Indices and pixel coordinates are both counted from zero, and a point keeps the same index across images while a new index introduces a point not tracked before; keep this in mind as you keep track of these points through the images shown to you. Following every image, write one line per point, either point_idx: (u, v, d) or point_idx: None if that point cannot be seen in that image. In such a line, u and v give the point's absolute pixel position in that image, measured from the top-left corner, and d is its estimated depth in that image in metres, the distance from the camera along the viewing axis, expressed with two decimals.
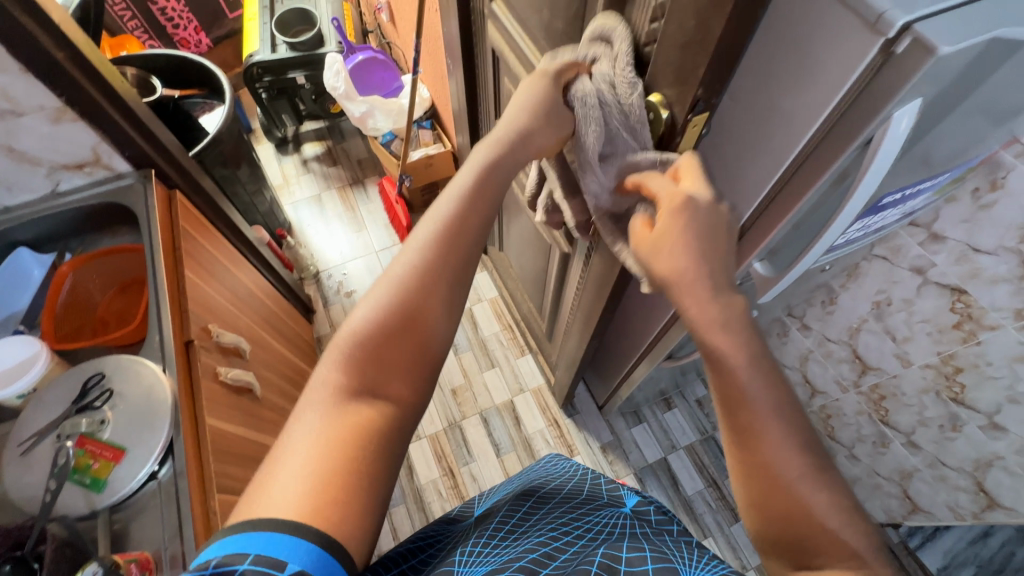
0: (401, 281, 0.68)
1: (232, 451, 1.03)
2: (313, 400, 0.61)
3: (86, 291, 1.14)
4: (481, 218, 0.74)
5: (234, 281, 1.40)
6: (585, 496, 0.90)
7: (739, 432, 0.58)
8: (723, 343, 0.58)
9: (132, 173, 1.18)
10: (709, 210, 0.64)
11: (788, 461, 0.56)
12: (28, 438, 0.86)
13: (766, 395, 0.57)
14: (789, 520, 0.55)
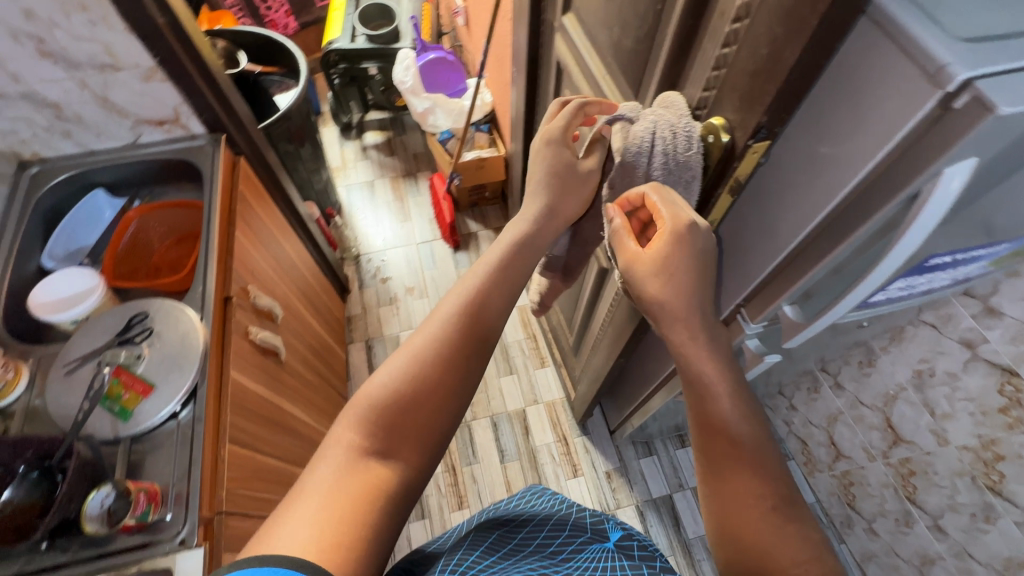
0: (427, 343, 0.72)
1: (250, 408, 1.08)
2: (329, 459, 0.61)
3: (147, 238, 1.24)
4: (502, 296, 0.80)
5: (279, 250, 1.48)
6: (566, 535, 0.88)
7: (713, 453, 0.69)
8: (705, 373, 0.73)
9: (204, 135, 1.26)
10: (702, 236, 0.74)
11: (753, 476, 0.64)
12: (73, 361, 0.94)
13: (737, 424, 0.69)
14: (754, 531, 0.61)
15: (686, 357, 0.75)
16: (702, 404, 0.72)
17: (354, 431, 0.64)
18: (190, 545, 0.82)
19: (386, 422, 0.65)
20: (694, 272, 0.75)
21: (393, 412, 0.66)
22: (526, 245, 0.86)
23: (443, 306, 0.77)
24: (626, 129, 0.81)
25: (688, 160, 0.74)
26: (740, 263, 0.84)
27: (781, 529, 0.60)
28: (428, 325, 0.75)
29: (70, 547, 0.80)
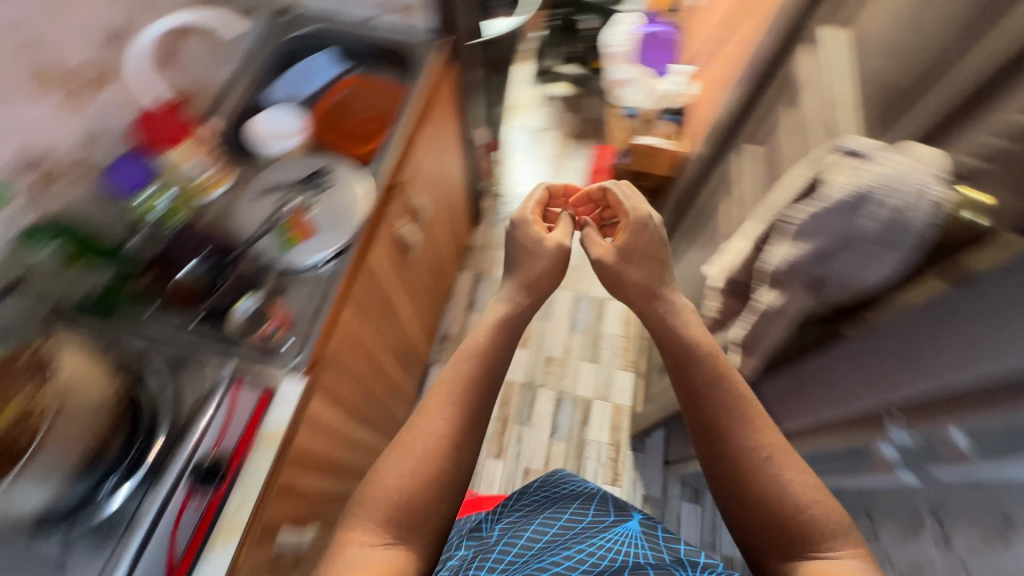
0: (432, 432, 0.74)
1: (375, 287, 1.18)
2: (350, 540, 0.67)
3: (350, 106, 1.32)
4: (497, 368, 0.82)
5: (445, 160, 1.55)
6: (593, 508, 0.91)
7: (714, 438, 0.75)
8: (691, 367, 0.79)
9: (430, 34, 1.33)
10: (654, 234, 0.94)
11: (752, 454, 0.71)
12: (263, 187, 1.07)
13: (723, 411, 0.75)
14: (767, 508, 0.68)
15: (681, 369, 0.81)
16: (688, 379, 0.80)
17: (366, 521, 0.68)
18: (297, 376, 0.89)
19: (400, 505, 0.69)
20: (654, 267, 0.92)
21: (407, 496, 0.69)
22: (514, 321, 0.88)
23: (443, 376, 0.80)
24: (841, 173, 0.70)
25: (913, 224, 0.62)
26: (888, 382, 0.74)
27: (788, 505, 0.67)
28: (433, 408, 0.76)
29: (210, 336, 0.90)
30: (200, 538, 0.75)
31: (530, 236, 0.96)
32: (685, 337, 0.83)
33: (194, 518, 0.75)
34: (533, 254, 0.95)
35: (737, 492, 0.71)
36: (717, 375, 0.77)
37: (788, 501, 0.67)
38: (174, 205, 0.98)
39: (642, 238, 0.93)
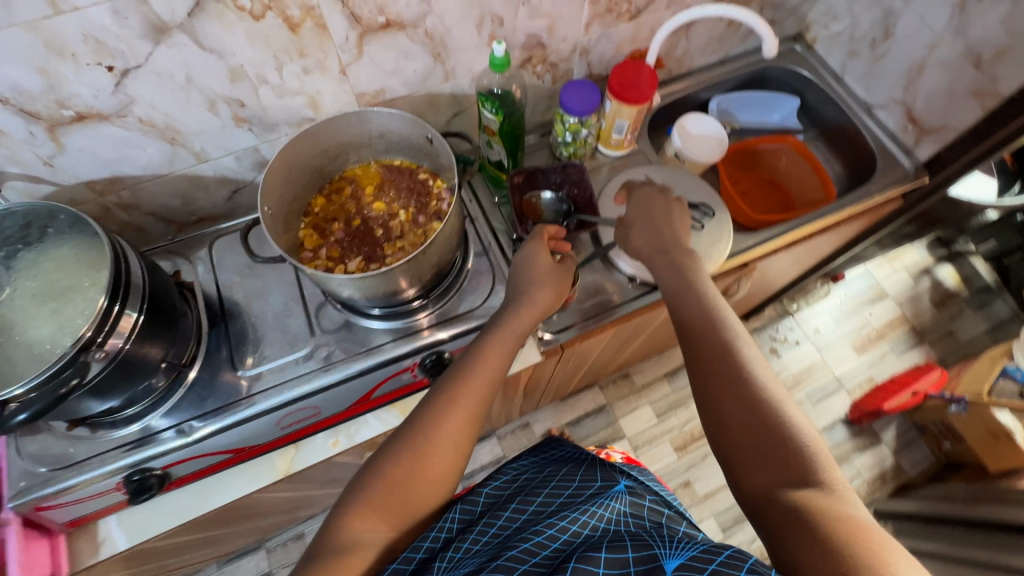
0: (454, 418, 0.64)
1: (645, 325, 1.12)
2: (350, 510, 0.59)
3: (770, 160, 1.20)
4: (510, 333, 0.73)
5: (793, 266, 1.33)
6: (576, 482, 0.68)
7: (694, 360, 0.64)
8: (684, 294, 0.71)
9: (913, 162, 1.09)
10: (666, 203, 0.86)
11: (733, 370, 0.60)
12: (649, 181, 1.05)
13: (707, 331, 0.65)
14: (753, 437, 0.55)
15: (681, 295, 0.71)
16: (681, 297, 0.71)
17: (370, 497, 0.59)
18: (541, 348, 0.95)
19: (411, 494, 0.60)
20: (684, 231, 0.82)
21: (412, 490, 0.60)
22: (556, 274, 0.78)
23: (469, 357, 0.70)
24: None
25: None
26: None
27: (775, 435, 0.55)
28: (450, 416, 0.64)
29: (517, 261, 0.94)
30: (395, 395, 0.87)
31: (535, 252, 0.78)
32: (682, 276, 0.73)
33: (405, 380, 0.86)
34: (546, 278, 0.76)
35: (717, 425, 0.58)
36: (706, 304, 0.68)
37: (776, 424, 0.55)
38: (575, 142, 1.02)
39: (660, 216, 0.83)
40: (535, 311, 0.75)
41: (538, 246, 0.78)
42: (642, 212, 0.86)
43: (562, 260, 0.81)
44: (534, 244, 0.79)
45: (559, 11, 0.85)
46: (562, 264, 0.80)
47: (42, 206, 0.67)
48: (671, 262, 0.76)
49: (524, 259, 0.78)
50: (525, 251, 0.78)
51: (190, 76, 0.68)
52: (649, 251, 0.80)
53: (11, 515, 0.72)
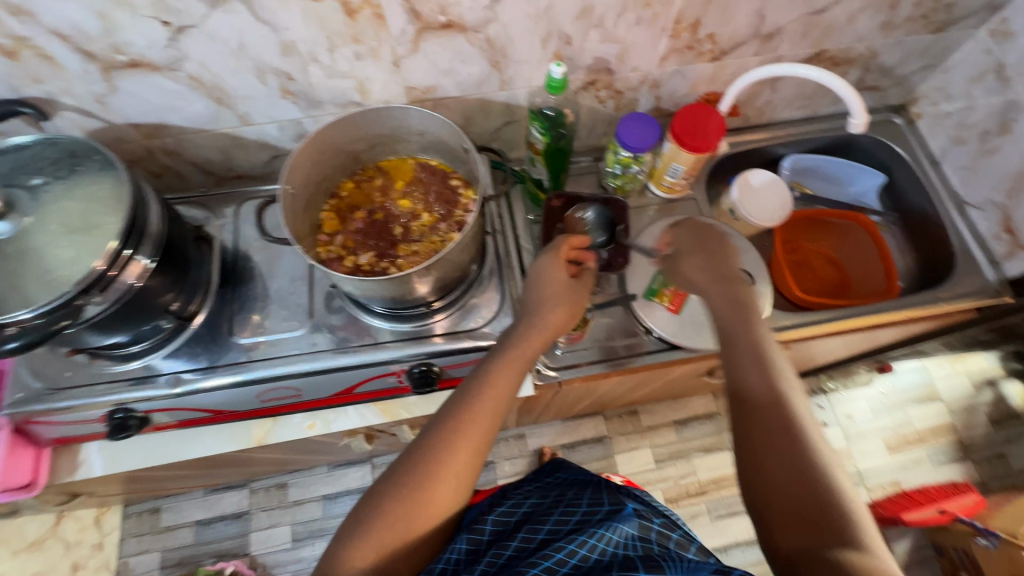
0: (471, 434, 0.61)
1: (652, 379, 1.06)
2: (347, 546, 0.56)
3: (835, 236, 1.10)
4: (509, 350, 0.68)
5: (834, 352, 1.22)
6: (586, 500, 0.64)
7: (737, 400, 0.61)
8: (736, 325, 0.67)
9: (998, 275, 0.97)
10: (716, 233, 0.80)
11: (774, 409, 0.57)
12: None
13: (757, 372, 0.62)
14: (793, 489, 0.52)
15: (731, 320, 0.69)
16: (732, 325, 0.68)
17: (370, 531, 0.56)
18: (536, 383, 0.91)
19: (411, 527, 0.57)
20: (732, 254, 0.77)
21: (410, 525, 0.57)
22: (571, 298, 0.73)
23: (470, 388, 0.65)
24: None
25: None
26: None
27: (817, 491, 0.51)
28: (462, 431, 0.61)
29: None
30: (379, 394, 0.86)
31: (552, 270, 0.73)
32: (736, 308, 0.69)
33: (391, 383, 0.84)
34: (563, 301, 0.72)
35: (756, 473, 0.55)
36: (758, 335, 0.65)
37: (815, 476, 0.52)
38: (623, 175, 0.96)
39: (711, 248, 0.77)
40: (548, 334, 0.71)
41: (555, 262, 0.73)
42: (698, 244, 0.79)
43: (575, 278, 0.75)
44: (550, 259, 0.73)
45: (634, 39, 0.80)
46: (573, 284, 0.74)
47: (84, 141, 0.69)
48: (726, 289, 0.72)
49: (539, 278, 0.73)
50: (542, 267, 0.73)
51: (242, 42, 0.68)
52: (704, 275, 0.75)
53: (5, 422, 0.75)
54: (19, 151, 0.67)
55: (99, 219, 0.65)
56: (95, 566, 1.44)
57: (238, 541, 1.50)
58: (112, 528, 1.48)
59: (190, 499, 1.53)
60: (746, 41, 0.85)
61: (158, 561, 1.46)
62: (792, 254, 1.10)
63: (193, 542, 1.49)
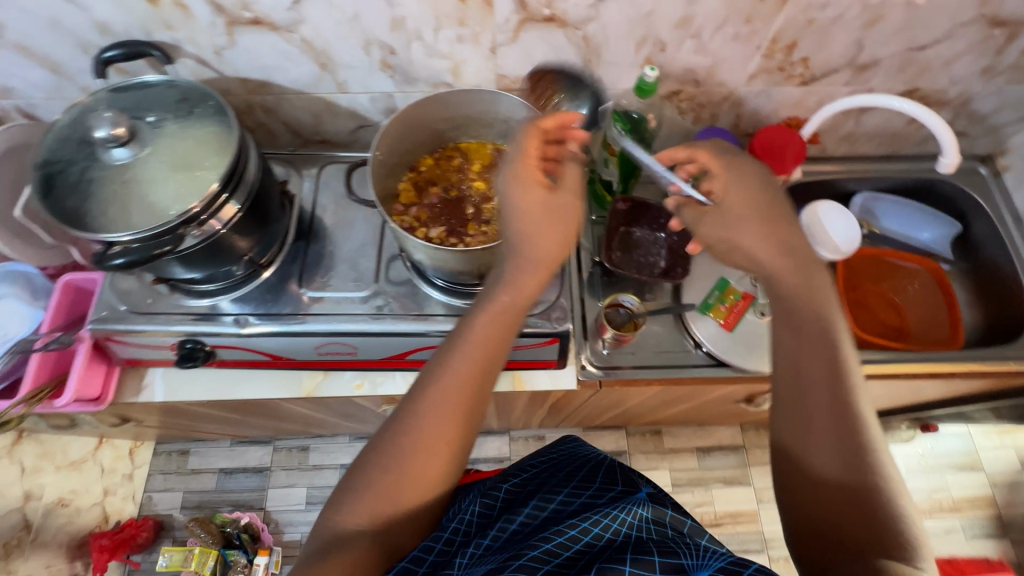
0: (460, 392, 0.60)
1: (691, 396, 1.06)
2: (339, 511, 0.58)
3: (901, 280, 1.07)
4: (507, 309, 0.63)
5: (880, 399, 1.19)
6: (597, 483, 0.70)
7: (790, 412, 0.56)
8: (794, 296, 0.59)
9: None
10: (766, 182, 0.64)
11: (836, 439, 0.53)
12: None
13: (828, 391, 0.55)
14: (839, 514, 0.51)
15: (804, 328, 0.58)
16: (806, 335, 0.57)
17: (358, 498, 0.58)
18: (580, 377, 0.91)
19: (404, 495, 0.58)
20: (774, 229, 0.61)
21: (403, 492, 0.58)
22: (552, 204, 0.63)
23: (454, 344, 0.63)
24: None
25: None
26: None
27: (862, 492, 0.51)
28: (444, 399, 0.60)
29: (591, 285, 0.97)
30: None
31: (528, 197, 0.62)
32: (798, 273, 0.60)
33: None
34: (537, 222, 0.63)
35: (794, 470, 0.55)
36: (835, 352, 0.56)
37: (865, 504, 0.51)
38: None
39: (759, 183, 0.63)
40: (534, 268, 0.63)
41: (530, 181, 0.62)
42: (750, 191, 0.62)
43: (552, 188, 0.63)
44: (524, 175, 0.62)
45: (727, 54, 0.81)
46: (553, 197, 0.62)
47: (199, 87, 0.74)
48: (784, 247, 0.61)
49: (514, 204, 0.62)
50: (507, 190, 0.63)
51: (357, 13, 0.72)
52: (785, 261, 0.60)
53: (87, 336, 0.80)
54: (142, 90, 0.72)
55: (204, 160, 0.69)
56: (123, 495, 1.50)
57: (256, 495, 1.55)
58: (143, 463, 1.55)
59: (217, 447, 1.59)
60: (840, 69, 0.84)
61: (180, 500, 1.54)
62: (855, 292, 1.06)
63: (214, 488, 1.55)
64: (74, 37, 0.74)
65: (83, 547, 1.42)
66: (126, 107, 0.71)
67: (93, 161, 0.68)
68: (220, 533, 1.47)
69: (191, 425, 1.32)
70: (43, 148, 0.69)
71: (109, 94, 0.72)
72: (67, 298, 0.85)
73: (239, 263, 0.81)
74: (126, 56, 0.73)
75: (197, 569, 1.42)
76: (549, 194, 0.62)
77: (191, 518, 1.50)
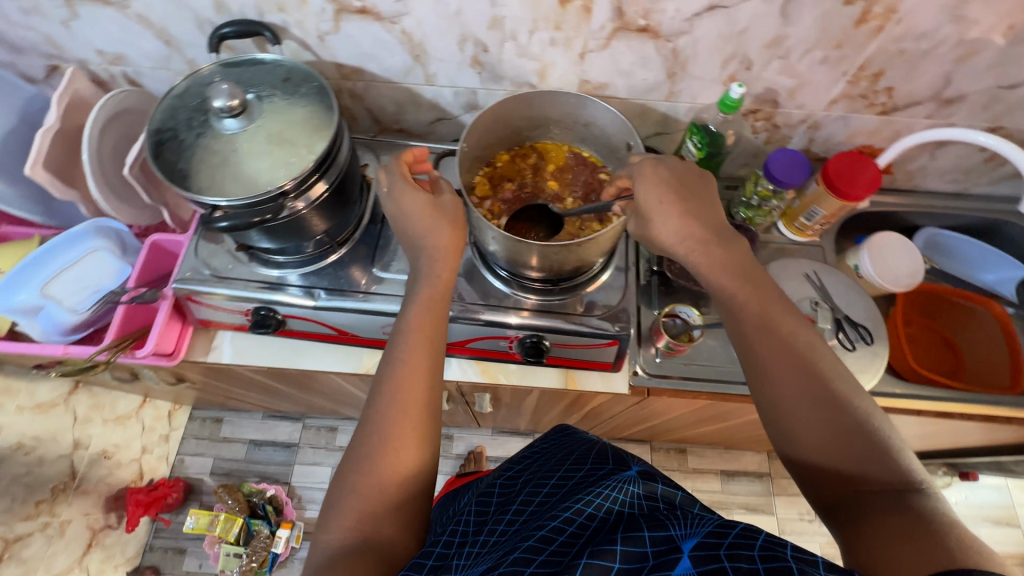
0: (414, 380, 0.69)
1: (735, 414, 1.06)
2: (336, 514, 0.63)
3: (959, 319, 1.05)
4: (436, 294, 0.73)
5: (928, 439, 1.16)
6: (588, 465, 0.67)
7: (756, 393, 0.61)
8: (730, 287, 0.64)
9: None
10: (677, 171, 0.68)
11: (795, 392, 0.58)
12: (818, 280, 0.97)
13: (775, 360, 0.60)
14: (831, 451, 0.55)
15: (741, 314, 0.63)
16: (737, 318, 0.63)
17: (351, 500, 0.64)
18: (632, 383, 0.93)
19: (387, 485, 0.64)
20: (689, 215, 0.66)
21: (384, 484, 0.64)
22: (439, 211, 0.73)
23: (400, 335, 0.71)
24: None
25: None
26: None
27: (855, 431, 0.55)
28: (405, 388, 0.68)
29: (647, 292, 0.99)
30: (486, 355, 0.92)
31: (410, 202, 0.73)
32: (724, 266, 0.65)
33: (500, 347, 0.89)
34: (429, 220, 0.73)
35: (785, 436, 0.59)
36: (763, 327, 0.61)
37: (849, 430, 0.55)
38: (759, 208, 0.98)
39: (683, 193, 0.66)
40: (443, 260, 0.74)
41: (412, 190, 0.73)
42: (659, 185, 0.66)
43: (437, 194, 0.74)
44: (403, 188, 0.73)
45: (811, 77, 0.81)
46: (437, 200, 0.73)
47: (302, 68, 0.78)
48: (704, 246, 0.66)
49: (403, 214, 0.74)
50: (403, 199, 0.73)
51: (460, 10, 0.75)
52: (700, 259, 0.66)
53: (170, 293, 0.85)
54: (250, 67, 0.77)
55: (302, 135, 0.73)
56: (158, 454, 1.47)
57: (283, 469, 1.51)
58: (180, 425, 1.54)
59: (250, 418, 1.57)
60: (924, 101, 0.84)
61: (210, 466, 1.51)
62: (909, 327, 1.06)
63: (243, 458, 1.52)
64: (193, 13, 0.79)
65: (118, 500, 1.38)
66: (235, 81, 0.75)
67: (206, 128, 0.72)
68: (247, 502, 1.44)
69: (233, 393, 1.34)
70: (158, 114, 0.73)
71: (224, 69, 0.76)
72: (153, 256, 0.90)
73: (318, 239, 0.84)
74: (239, 34, 0.77)
75: (221, 535, 1.38)
76: (432, 200, 0.73)
77: (220, 484, 1.47)
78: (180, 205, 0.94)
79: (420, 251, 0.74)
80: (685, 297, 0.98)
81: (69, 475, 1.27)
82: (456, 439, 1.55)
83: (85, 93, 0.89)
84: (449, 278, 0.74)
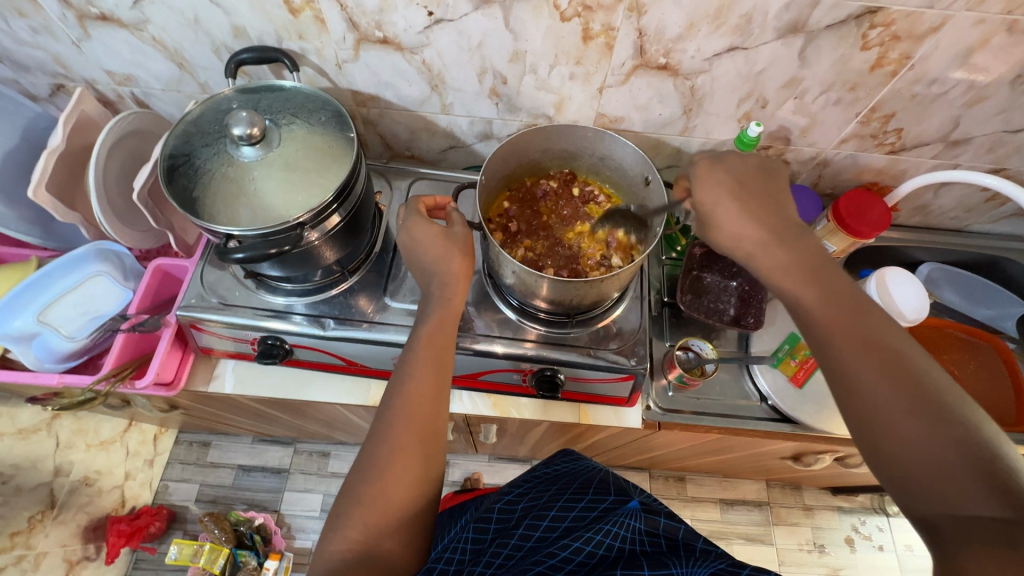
0: (421, 398, 0.64)
1: (743, 448, 1.04)
2: (334, 534, 0.58)
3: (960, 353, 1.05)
4: (443, 326, 0.69)
5: None
6: (589, 496, 0.64)
7: (842, 394, 0.53)
8: (797, 288, 0.58)
9: None
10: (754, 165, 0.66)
11: (884, 391, 0.50)
12: None
13: (857, 353, 0.52)
14: (934, 464, 0.46)
15: (802, 299, 0.57)
16: (810, 309, 0.56)
17: (349, 520, 0.58)
18: (644, 417, 0.92)
19: (392, 502, 0.59)
20: (749, 208, 0.62)
21: (390, 500, 0.59)
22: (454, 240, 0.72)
23: (406, 361, 0.67)
24: None
25: None
26: None
27: (968, 451, 0.45)
28: (409, 415, 0.63)
29: (659, 323, 0.99)
30: (496, 388, 0.91)
31: (423, 234, 0.71)
32: (791, 267, 0.59)
33: (513, 379, 0.88)
34: (434, 252, 0.71)
35: (871, 445, 0.50)
36: (839, 321, 0.54)
37: (952, 441, 0.46)
38: None
39: (746, 200, 0.63)
40: (456, 283, 0.71)
41: (425, 223, 0.72)
42: (726, 188, 0.64)
43: (449, 225, 0.73)
44: (417, 220, 0.73)
45: (823, 116, 0.83)
46: (447, 232, 0.72)
47: (320, 95, 0.77)
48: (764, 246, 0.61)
49: (415, 243, 0.72)
50: (411, 229, 0.72)
51: (482, 43, 0.76)
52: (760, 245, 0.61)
53: (174, 321, 0.82)
54: (266, 93, 0.76)
55: (319, 160, 0.71)
56: (142, 480, 1.37)
57: (272, 496, 1.44)
58: (165, 450, 1.43)
59: (239, 442, 1.49)
60: (931, 142, 0.86)
61: (195, 493, 1.41)
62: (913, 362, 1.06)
63: (230, 484, 1.43)
64: (210, 37, 0.78)
65: (98, 530, 1.29)
66: (251, 107, 0.74)
67: (224, 154, 0.70)
68: (233, 531, 1.34)
69: (223, 418, 1.27)
70: (172, 141, 0.72)
71: (242, 95, 0.75)
72: (155, 281, 0.88)
73: (331, 267, 0.82)
74: (257, 60, 0.75)
75: (206, 566, 1.28)
76: (443, 232, 0.72)
77: (206, 513, 1.37)
78: (184, 229, 0.92)
79: (432, 277, 0.72)
80: (696, 330, 0.98)
81: (47, 504, 1.23)
82: (453, 465, 1.49)
83: (92, 113, 0.87)
84: (461, 300, 0.71)
